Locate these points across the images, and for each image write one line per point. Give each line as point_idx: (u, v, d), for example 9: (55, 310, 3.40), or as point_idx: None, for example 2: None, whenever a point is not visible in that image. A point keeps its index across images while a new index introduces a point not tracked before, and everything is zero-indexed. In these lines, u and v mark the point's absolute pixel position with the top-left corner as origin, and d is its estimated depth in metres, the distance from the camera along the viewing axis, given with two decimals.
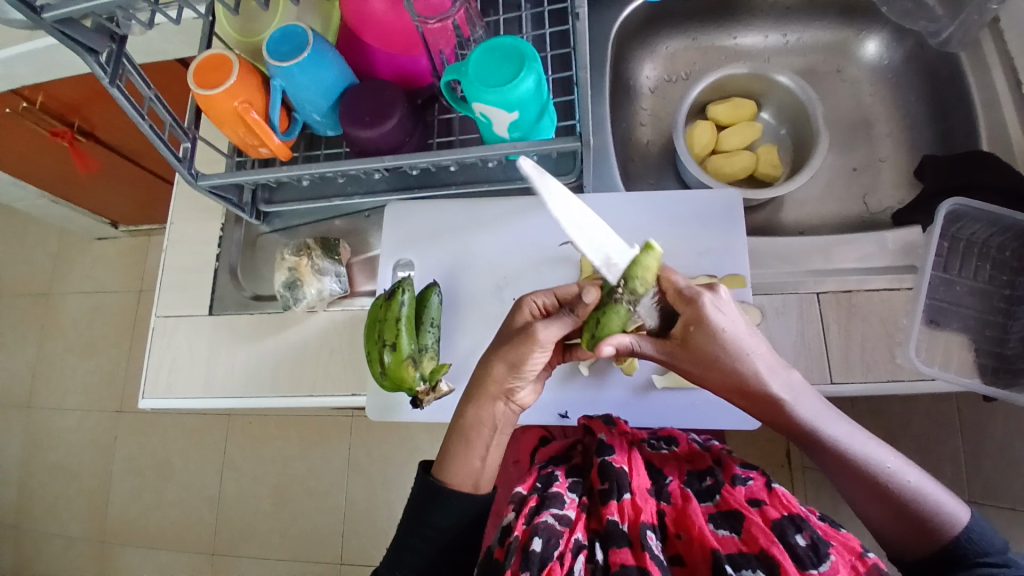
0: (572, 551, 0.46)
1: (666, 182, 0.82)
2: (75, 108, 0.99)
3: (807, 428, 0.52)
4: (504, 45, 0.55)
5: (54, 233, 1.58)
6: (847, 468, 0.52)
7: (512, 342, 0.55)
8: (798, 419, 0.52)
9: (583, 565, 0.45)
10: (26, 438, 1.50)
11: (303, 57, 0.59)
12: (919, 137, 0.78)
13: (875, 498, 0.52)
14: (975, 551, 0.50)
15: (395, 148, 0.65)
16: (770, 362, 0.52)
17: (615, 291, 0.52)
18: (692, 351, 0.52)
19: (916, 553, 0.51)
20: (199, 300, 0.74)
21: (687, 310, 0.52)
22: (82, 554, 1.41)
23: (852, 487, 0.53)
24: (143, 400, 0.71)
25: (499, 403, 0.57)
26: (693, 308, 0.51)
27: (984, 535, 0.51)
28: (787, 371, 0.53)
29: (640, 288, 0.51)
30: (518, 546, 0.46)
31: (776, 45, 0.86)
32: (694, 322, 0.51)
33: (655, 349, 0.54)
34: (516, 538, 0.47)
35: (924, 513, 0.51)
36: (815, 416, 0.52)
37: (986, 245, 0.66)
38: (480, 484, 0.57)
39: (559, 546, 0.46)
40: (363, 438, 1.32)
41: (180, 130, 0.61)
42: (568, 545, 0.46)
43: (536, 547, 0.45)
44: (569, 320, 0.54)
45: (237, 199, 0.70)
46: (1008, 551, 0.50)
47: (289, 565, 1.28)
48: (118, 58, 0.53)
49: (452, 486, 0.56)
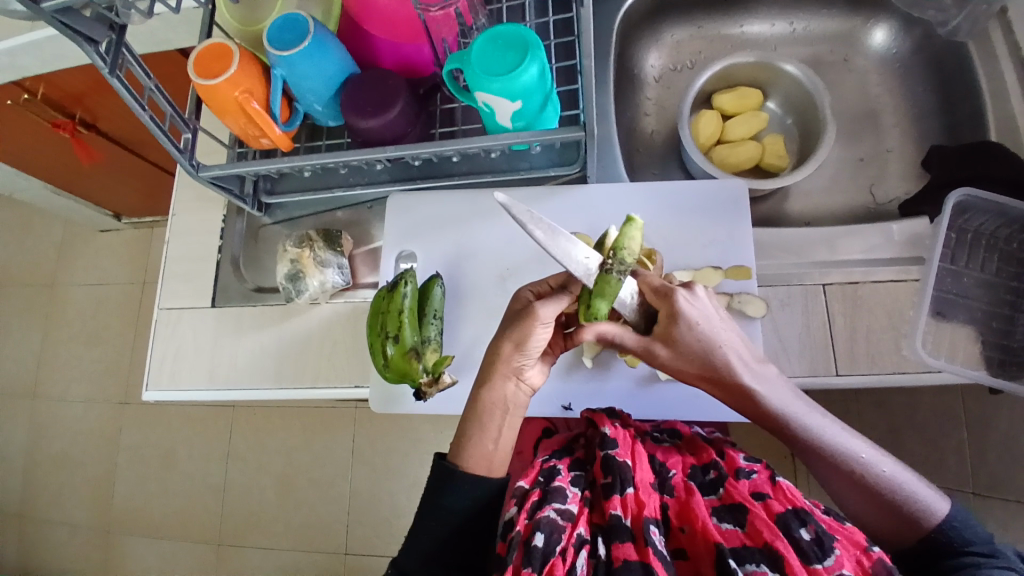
0: (574, 546, 0.46)
1: (670, 172, 0.81)
2: (77, 99, 0.98)
3: (778, 417, 0.54)
4: (507, 33, 0.54)
5: (58, 225, 1.58)
6: (821, 456, 0.53)
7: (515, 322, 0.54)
8: (769, 408, 0.54)
9: (585, 561, 0.46)
10: (32, 428, 1.50)
11: (304, 44, 0.58)
12: (927, 127, 0.78)
13: (855, 490, 0.53)
14: (959, 539, 0.50)
15: (397, 138, 0.64)
16: (740, 354, 0.54)
17: (604, 262, 0.51)
18: (668, 345, 0.53)
19: (893, 541, 0.52)
20: (201, 291, 0.73)
21: (665, 307, 0.53)
22: (89, 543, 1.42)
23: (827, 475, 0.54)
24: (147, 392, 0.71)
25: (510, 382, 0.56)
26: (669, 304, 0.52)
27: (967, 524, 0.51)
28: (757, 363, 0.55)
29: (628, 257, 0.50)
30: (519, 542, 0.46)
31: (782, 34, 0.85)
32: (671, 318, 0.52)
33: (634, 343, 0.54)
34: (518, 533, 0.47)
35: (904, 505, 0.52)
36: (785, 405, 0.54)
37: (994, 236, 0.66)
38: (494, 468, 0.56)
39: (561, 541, 0.46)
40: (366, 429, 1.32)
41: (180, 121, 0.60)
42: (570, 540, 0.47)
43: (538, 543, 0.45)
44: (565, 297, 0.54)
45: (239, 190, 0.69)
46: (993, 541, 0.50)
47: (293, 554, 1.29)
48: (117, 48, 0.53)
49: (465, 469, 0.55)
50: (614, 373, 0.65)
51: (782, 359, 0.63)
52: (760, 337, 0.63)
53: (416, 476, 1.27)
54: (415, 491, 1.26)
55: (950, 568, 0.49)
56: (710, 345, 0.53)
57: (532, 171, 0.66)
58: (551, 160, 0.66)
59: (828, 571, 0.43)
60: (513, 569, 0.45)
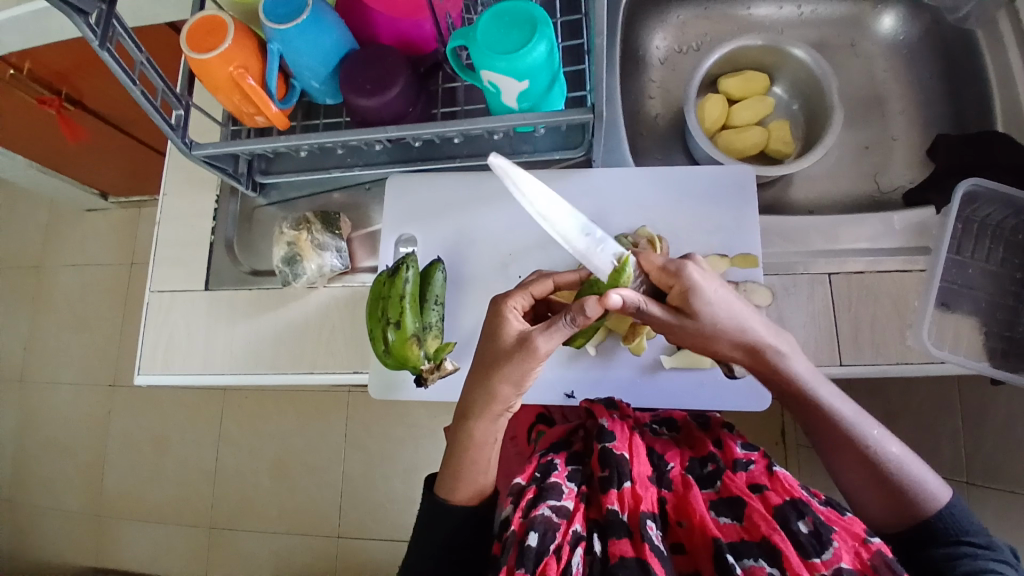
0: (568, 544, 0.45)
1: (674, 157, 0.79)
2: (62, 75, 0.95)
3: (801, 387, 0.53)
4: (514, 9, 0.52)
5: (43, 204, 1.54)
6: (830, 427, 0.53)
7: (508, 372, 0.52)
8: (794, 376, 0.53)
9: (581, 558, 0.45)
10: (20, 412, 1.48)
11: (302, 18, 0.56)
12: (935, 115, 0.77)
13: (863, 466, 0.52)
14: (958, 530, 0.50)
15: (398, 118, 0.62)
16: (766, 324, 0.54)
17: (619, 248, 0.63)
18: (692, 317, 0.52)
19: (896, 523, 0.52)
20: (194, 275, 0.72)
21: (676, 283, 0.53)
22: (80, 526, 1.41)
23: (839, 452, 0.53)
24: (138, 376, 0.69)
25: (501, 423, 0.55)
26: (680, 280, 0.53)
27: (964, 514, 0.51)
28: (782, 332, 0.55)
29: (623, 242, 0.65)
30: (514, 542, 0.46)
31: (790, 17, 0.83)
32: (684, 291, 0.53)
33: (660, 311, 0.53)
34: (513, 532, 0.46)
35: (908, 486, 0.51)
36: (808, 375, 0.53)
37: (999, 227, 0.65)
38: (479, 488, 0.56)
39: (556, 539, 0.45)
40: (360, 413, 1.31)
41: (173, 97, 0.58)
42: (565, 538, 0.46)
43: (531, 542, 0.44)
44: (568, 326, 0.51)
45: (233, 169, 0.67)
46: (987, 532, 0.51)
47: (286, 538, 1.29)
48: (108, 19, 0.50)
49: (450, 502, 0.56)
50: (617, 361, 0.66)
51: None
52: None
53: (410, 461, 1.27)
54: (409, 476, 1.26)
55: (947, 559, 0.49)
56: (729, 309, 0.52)
57: (535, 155, 0.64)
58: (555, 143, 0.64)
59: (826, 566, 0.43)
60: (507, 571, 0.44)
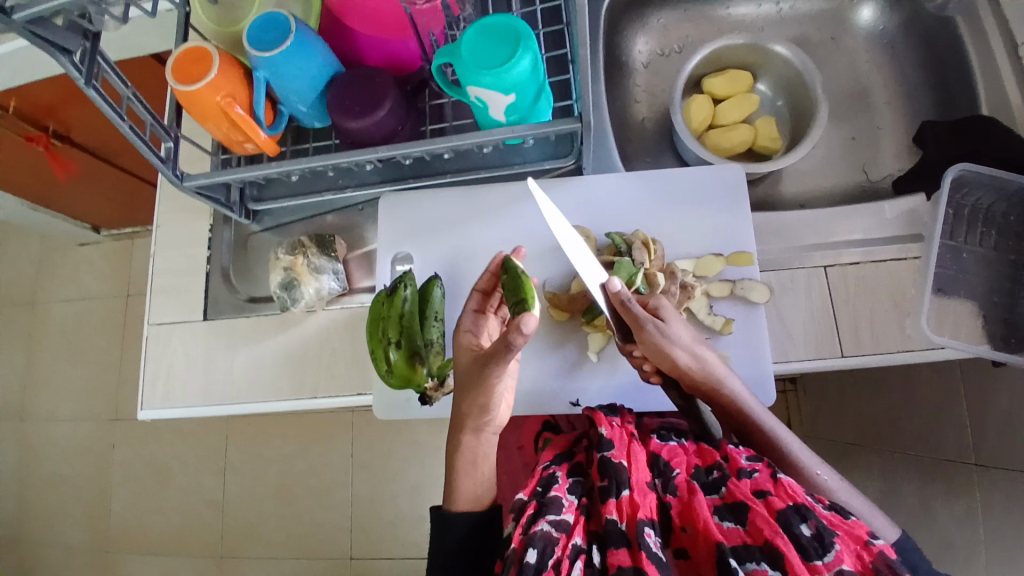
0: (569, 557, 0.45)
1: (664, 159, 0.80)
2: (49, 111, 0.95)
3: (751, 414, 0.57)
4: (497, 24, 0.53)
5: (35, 240, 1.54)
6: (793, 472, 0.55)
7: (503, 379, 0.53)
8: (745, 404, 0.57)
9: (581, 571, 0.45)
10: (22, 450, 1.47)
11: (286, 44, 0.56)
12: (919, 104, 0.77)
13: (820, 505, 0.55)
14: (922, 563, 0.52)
15: (387, 138, 0.62)
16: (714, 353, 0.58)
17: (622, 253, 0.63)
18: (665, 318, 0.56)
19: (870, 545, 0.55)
20: (191, 305, 0.71)
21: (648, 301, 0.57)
22: (88, 563, 1.39)
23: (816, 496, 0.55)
24: (142, 412, 0.69)
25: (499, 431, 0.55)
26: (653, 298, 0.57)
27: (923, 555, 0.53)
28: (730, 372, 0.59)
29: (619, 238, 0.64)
30: (515, 558, 0.45)
31: (770, 15, 0.84)
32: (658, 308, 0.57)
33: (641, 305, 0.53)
34: (513, 549, 0.46)
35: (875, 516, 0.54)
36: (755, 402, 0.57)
37: (991, 212, 0.66)
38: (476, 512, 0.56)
39: (556, 553, 0.45)
40: (364, 431, 1.30)
41: (161, 129, 0.57)
42: (565, 551, 0.46)
43: (531, 559, 0.44)
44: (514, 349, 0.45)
45: (225, 198, 0.67)
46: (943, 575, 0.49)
47: (297, 562, 1.28)
48: (92, 56, 0.50)
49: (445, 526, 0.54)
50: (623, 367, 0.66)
51: (787, 344, 0.63)
52: (765, 323, 0.63)
53: (418, 477, 1.26)
54: (417, 493, 1.26)
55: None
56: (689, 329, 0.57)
57: (526, 166, 0.65)
58: (545, 152, 0.65)
59: (828, 568, 0.42)
60: None
